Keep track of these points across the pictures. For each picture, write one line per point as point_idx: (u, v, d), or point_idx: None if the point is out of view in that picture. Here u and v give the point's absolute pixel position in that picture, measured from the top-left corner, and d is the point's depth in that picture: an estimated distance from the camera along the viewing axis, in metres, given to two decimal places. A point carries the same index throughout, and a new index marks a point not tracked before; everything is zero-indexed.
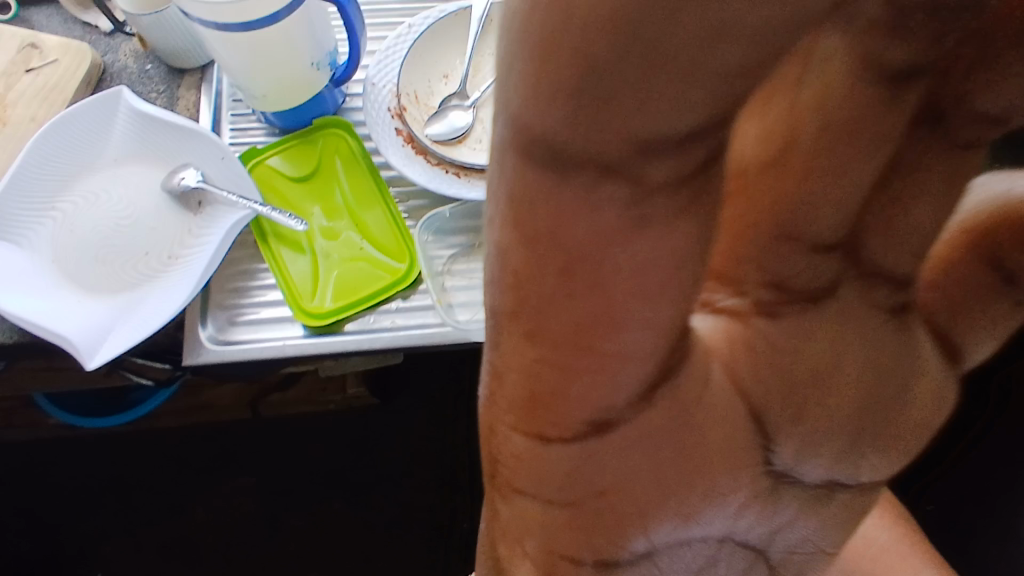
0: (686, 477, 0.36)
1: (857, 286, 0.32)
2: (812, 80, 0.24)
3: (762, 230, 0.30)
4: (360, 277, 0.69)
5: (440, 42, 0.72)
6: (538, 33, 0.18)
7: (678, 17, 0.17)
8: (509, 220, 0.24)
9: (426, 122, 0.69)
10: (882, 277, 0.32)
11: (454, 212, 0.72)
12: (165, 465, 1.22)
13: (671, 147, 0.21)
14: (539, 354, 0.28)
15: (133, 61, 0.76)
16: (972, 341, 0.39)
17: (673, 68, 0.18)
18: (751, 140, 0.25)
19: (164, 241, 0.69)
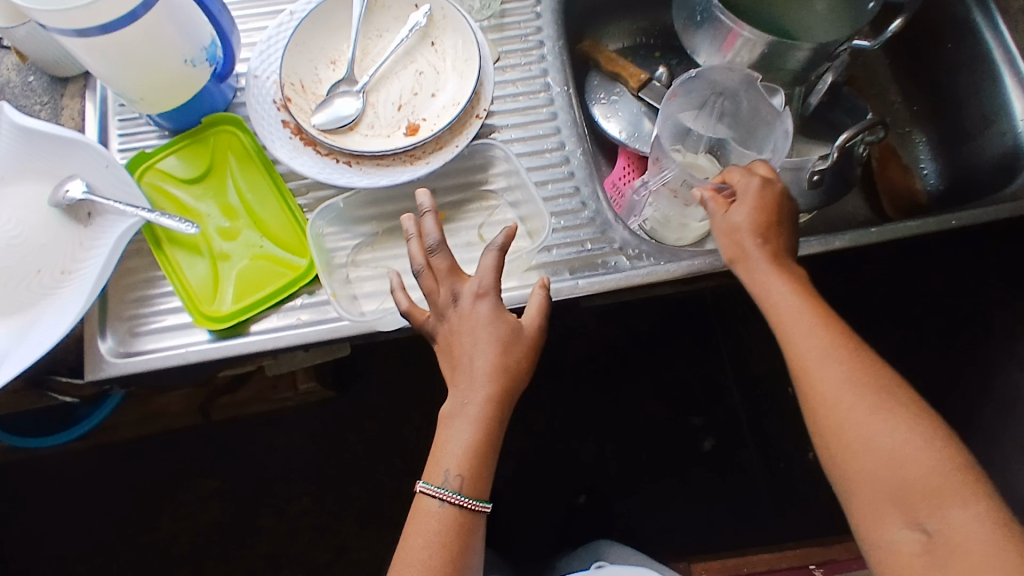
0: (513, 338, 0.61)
1: (481, 299, 0.61)
2: (449, 269, 0.62)
3: (486, 280, 0.61)
4: (261, 276, 0.67)
5: (324, 27, 0.70)
6: (487, 264, 0.62)
7: (451, 271, 0.62)
8: (489, 294, 0.61)
9: (313, 111, 0.67)
10: (481, 295, 0.61)
11: (350, 202, 0.70)
12: (129, 477, 1.21)
13: (456, 276, 0.62)
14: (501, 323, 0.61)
15: (15, 74, 0.75)
16: (477, 325, 0.60)
17: (451, 268, 0.62)
18: (489, 273, 0.61)
19: (57, 257, 0.67)
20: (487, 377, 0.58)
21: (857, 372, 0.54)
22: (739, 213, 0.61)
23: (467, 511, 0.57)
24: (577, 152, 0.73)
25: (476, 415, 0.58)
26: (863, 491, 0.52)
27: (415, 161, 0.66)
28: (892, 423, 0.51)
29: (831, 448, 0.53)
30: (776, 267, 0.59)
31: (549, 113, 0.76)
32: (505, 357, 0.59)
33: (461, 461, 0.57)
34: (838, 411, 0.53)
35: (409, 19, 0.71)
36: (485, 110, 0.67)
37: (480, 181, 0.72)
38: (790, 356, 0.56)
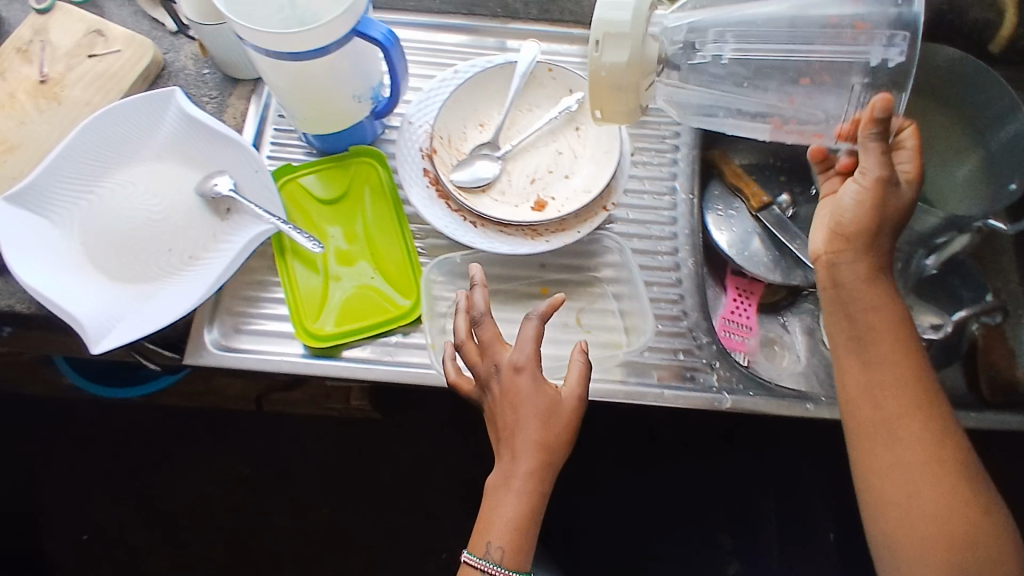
0: (557, 409, 0.61)
1: (524, 373, 0.61)
2: (492, 344, 0.63)
3: (528, 351, 0.62)
4: (366, 304, 0.70)
5: (482, 92, 0.75)
6: (528, 340, 0.62)
7: (496, 349, 0.63)
8: (529, 368, 0.61)
9: (453, 167, 0.72)
10: (522, 369, 0.61)
11: (466, 258, 0.73)
12: (167, 442, 1.26)
13: (498, 351, 0.63)
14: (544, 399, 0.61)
15: (192, 64, 0.81)
16: (520, 399, 0.61)
17: (492, 344, 0.63)
18: (530, 346, 0.62)
19: (188, 242, 0.72)
20: (531, 449, 0.60)
21: (945, 439, 0.58)
22: (879, 196, 0.58)
23: None
24: (688, 262, 0.75)
25: (520, 487, 0.60)
26: (928, 556, 0.56)
27: (536, 237, 0.68)
28: (972, 499, 0.58)
29: (907, 500, 0.58)
30: (886, 297, 0.60)
31: (669, 217, 0.77)
32: (550, 434, 0.61)
33: (502, 535, 0.59)
34: (927, 474, 0.58)
35: (560, 102, 0.75)
36: (613, 204, 0.69)
37: (588, 267, 0.74)
38: (874, 405, 0.59)
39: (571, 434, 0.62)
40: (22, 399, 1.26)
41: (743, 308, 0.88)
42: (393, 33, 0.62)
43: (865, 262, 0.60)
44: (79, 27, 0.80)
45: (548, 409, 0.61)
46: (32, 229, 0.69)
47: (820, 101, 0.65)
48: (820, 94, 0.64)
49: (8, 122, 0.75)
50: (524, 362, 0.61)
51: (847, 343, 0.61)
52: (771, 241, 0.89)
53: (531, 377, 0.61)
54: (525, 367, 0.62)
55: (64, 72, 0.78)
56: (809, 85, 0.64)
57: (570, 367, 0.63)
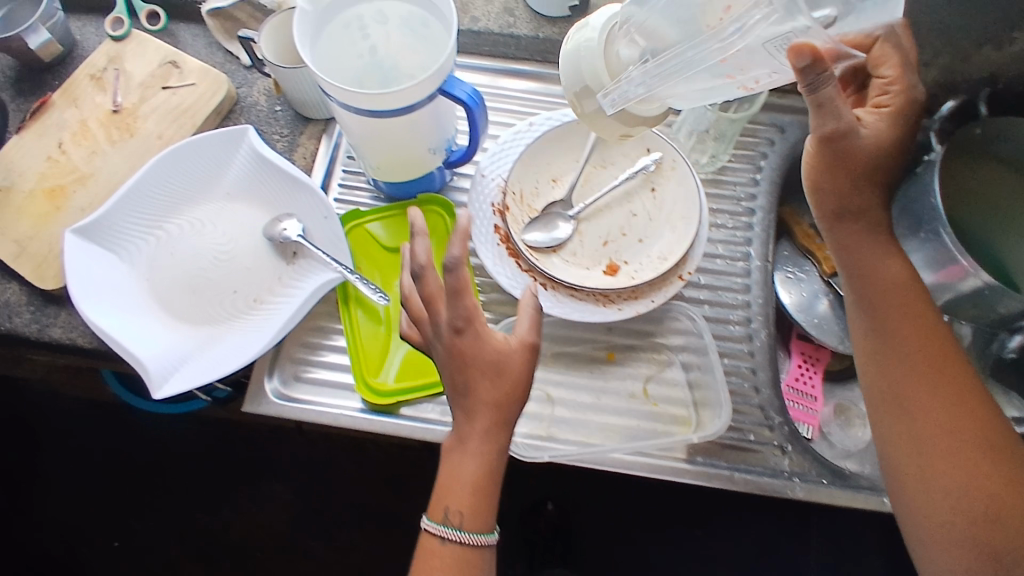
0: (503, 362, 0.57)
1: (466, 333, 0.56)
2: (429, 298, 0.56)
3: (465, 308, 0.55)
4: (427, 362, 0.68)
5: (556, 146, 0.73)
6: (464, 295, 0.54)
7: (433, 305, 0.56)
8: (466, 326, 0.56)
9: (525, 225, 0.70)
10: (464, 328, 0.56)
11: (534, 323, 0.71)
12: (202, 454, 1.21)
13: (434, 304, 0.56)
14: (487, 352, 0.57)
15: (264, 100, 0.80)
16: (462, 357, 0.57)
17: (428, 296, 0.56)
18: (469, 305, 0.55)
19: (253, 285, 0.72)
20: (483, 409, 0.57)
21: (970, 417, 0.57)
22: (828, 155, 0.58)
23: (469, 547, 0.58)
24: (760, 334, 0.72)
25: (475, 449, 0.57)
26: (957, 530, 0.55)
27: (607, 303, 0.66)
28: (997, 472, 0.55)
29: (927, 480, 0.57)
30: (880, 259, 0.61)
31: (743, 284, 0.75)
32: (502, 395, 0.57)
33: (459, 500, 0.57)
34: (946, 452, 0.56)
35: (637, 161, 0.73)
36: (689, 273, 0.67)
37: (656, 333, 0.71)
38: (889, 385, 0.60)
39: (522, 387, 0.58)
40: (53, 406, 1.23)
41: (808, 376, 0.85)
42: (478, 93, 0.61)
43: (854, 226, 0.62)
44: (154, 57, 0.80)
45: (498, 366, 0.57)
46: (101, 265, 0.69)
47: (751, 66, 0.53)
48: (743, 61, 0.52)
49: (82, 153, 0.76)
50: (463, 320, 0.55)
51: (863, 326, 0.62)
52: (839, 306, 0.86)
53: (470, 333, 0.56)
54: (465, 322, 0.56)
55: (138, 104, 0.78)
56: (733, 67, 0.53)
57: (518, 317, 0.59)
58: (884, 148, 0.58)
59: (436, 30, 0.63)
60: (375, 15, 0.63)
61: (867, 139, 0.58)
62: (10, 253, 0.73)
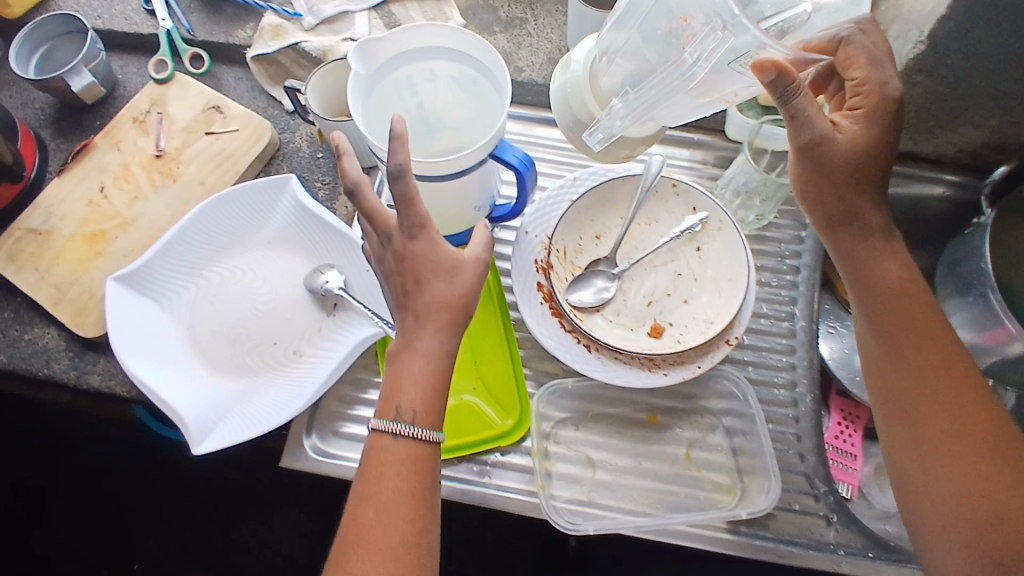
0: (456, 263, 0.57)
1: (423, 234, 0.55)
2: (376, 209, 0.54)
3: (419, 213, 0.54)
4: (465, 419, 0.67)
5: (601, 202, 0.72)
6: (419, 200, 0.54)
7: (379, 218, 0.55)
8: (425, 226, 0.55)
9: (569, 283, 0.69)
10: (420, 228, 0.54)
11: (576, 386, 0.70)
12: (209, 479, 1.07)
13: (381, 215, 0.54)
14: (444, 253, 0.56)
15: (306, 146, 0.80)
16: (418, 258, 0.55)
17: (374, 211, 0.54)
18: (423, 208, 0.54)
19: (293, 336, 0.71)
20: (439, 311, 0.55)
21: (974, 417, 0.55)
22: (807, 163, 0.61)
23: (423, 444, 0.54)
24: (806, 399, 0.71)
25: (430, 350, 0.55)
26: (956, 529, 0.53)
27: (653, 368, 0.64)
28: (1003, 473, 0.53)
29: (930, 479, 0.55)
30: (875, 259, 0.62)
31: (787, 345, 0.73)
32: (455, 301, 0.56)
33: (413, 396, 0.54)
34: (950, 449, 0.55)
35: (682, 220, 0.71)
36: (736, 338, 0.65)
37: (699, 395, 0.70)
38: (891, 384, 0.59)
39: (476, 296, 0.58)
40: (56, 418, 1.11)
41: (848, 434, 0.83)
42: (529, 157, 0.60)
43: (847, 232, 0.63)
44: (198, 101, 0.80)
45: (453, 265, 0.56)
46: (142, 314, 0.69)
47: (723, 82, 0.58)
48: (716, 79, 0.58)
49: (124, 196, 0.76)
50: (418, 224, 0.54)
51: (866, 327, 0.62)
52: None
53: (425, 236, 0.55)
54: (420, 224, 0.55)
55: (181, 148, 0.78)
56: (708, 87, 0.59)
57: (472, 240, 0.59)
58: (861, 153, 0.60)
59: (486, 90, 0.63)
60: (426, 74, 0.64)
61: (841, 145, 0.59)
62: (50, 297, 0.72)
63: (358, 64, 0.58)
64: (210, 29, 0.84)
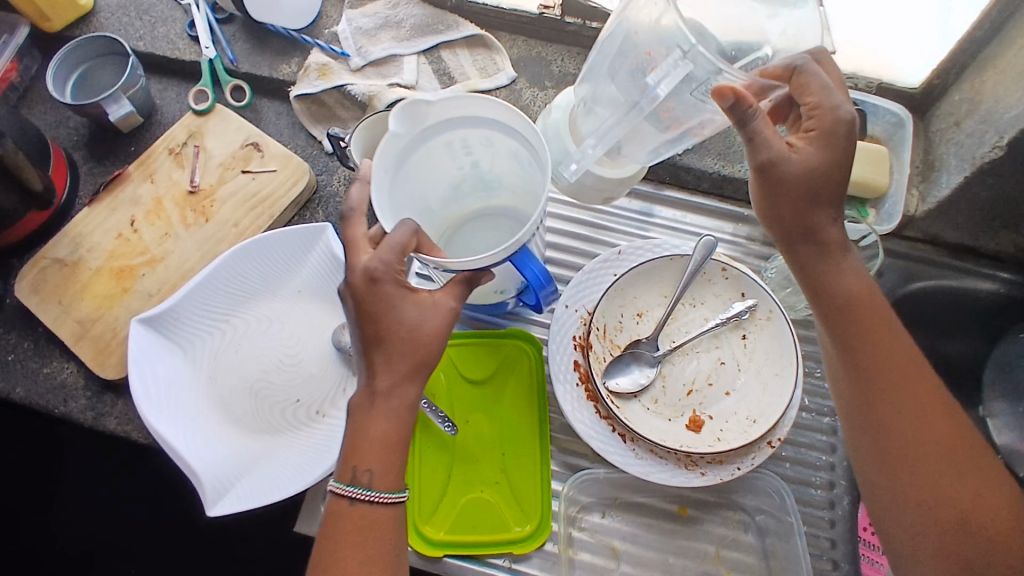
0: (421, 318, 0.52)
1: (388, 283, 0.51)
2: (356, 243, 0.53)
3: (387, 257, 0.51)
4: (489, 503, 0.65)
5: (646, 279, 0.69)
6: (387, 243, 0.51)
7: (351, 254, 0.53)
8: (391, 270, 0.51)
9: (607, 365, 0.66)
10: (382, 275, 0.51)
11: (609, 475, 0.67)
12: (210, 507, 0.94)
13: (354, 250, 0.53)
14: (406, 301, 0.52)
15: (344, 192, 0.78)
16: (381, 306, 0.52)
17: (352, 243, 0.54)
18: (393, 251, 0.51)
19: (318, 395, 0.70)
20: (397, 363, 0.52)
21: (942, 427, 0.54)
22: (765, 185, 0.57)
23: (380, 508, 0.52)
24: (843, 503, 0.68)
25: (387, 408, 0.52)
26: (928, 539, 0.52)
27: (690, 466, 0.62)
28: (976, 485, 0.52)
29: (905, 490, 0.54)
30: (832, 276, 0.59)
31: (828, 442, 0.70)
32: (422, 348, 0.52)
33: (369, 457, 0.52)
34: (923, 462, 0.54)
35: (730, 306, 0.68)
36: (780, 439, 0.63)
37: (733, 490, 0.67)
38: (857, 393, 0.57)
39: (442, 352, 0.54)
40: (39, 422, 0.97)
41: None
42: (546, 275, 0.56)
43: (805, 248, 0.59)
44: (236, 137, 0.78)
45: (417, 317, 0.52)
46: (163, 362, 0.66)
47: (686, 113, 0.61)
48: (680, 108, 0.60)
49: (154, 232, 0.74)
50: (384, 270, 0.51)
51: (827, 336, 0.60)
52: None
53: (392, 285, 0.52)
54: (384, 268, 0.51)
55: (215, 185, 0.76)
56: (675, 118, 0.62)
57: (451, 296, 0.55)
58: (816, 173, 0.56)
59: (535, 176, 0.60)
60: (480, 140, 0.60)
61: (796, 166, 0.56)
62: (72, 333, 0.70)
63: (400, 125, 0.55)
64: (254, 61, 0.82)
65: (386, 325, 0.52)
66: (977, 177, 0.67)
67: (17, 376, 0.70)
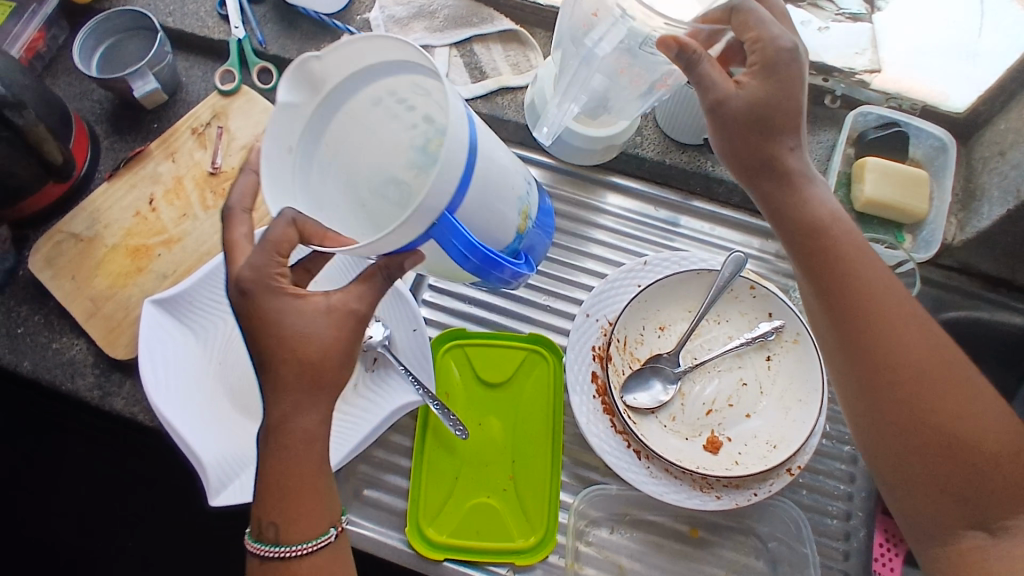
0: (311, 330, 0.47)
1: (264, 295, 0.48)
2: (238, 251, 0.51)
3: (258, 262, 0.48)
4: (492, 512, 0.64)
5: (671, 292, 0.68)
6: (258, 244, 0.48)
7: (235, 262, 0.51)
8: (263, 276, 0.48)
9: (626, 378, 0.64)
10: (255, 285, 0.48)
11: (620, 491, 0.65)
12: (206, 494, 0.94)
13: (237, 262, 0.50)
14: (290, 310, 0.48)
15: None
16: (264, 322, 0.48)
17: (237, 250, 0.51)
18: (258, 256, 0.48)
19: None
20: (289, 386, 0.47)
21: (928, 349, 0.53)
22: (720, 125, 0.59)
23: (290, 560, 0.49)
24: (859, 535, 0.66)
25: (282, 445, 0.48)
26: (928, 467, 0.51)
27: (705, 489, 0.60)
28: (968, 405, 0.51)
29: (899, 418, 0.52)
30: (797, 205, 0.58)
31: (847, 472, 0.68)
32: (318, 364, 0.47)
33: (271, 509, 0.49)
34: (915, 387, 0.52)
35: (756, 325, 0.67)
36: (799, 467, 0.61)
37: (748, 514, 0.66)
38: (839, 321, 0.56)
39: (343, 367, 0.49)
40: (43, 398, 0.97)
41: None
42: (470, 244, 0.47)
43: (767, 180, 0.59)
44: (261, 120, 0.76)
45: (305, 328, 0.47)
46: (175, 345, 0.65)
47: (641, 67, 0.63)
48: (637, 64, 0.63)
49: (172, 212, 0.73)
50: (256, 279, 0.48)
51: (804, 266, 0.58)
52: None
53: (271, 296, 0.48)
54: (256, 274, 0.48)
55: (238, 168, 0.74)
56: (636, 72, 0.64)
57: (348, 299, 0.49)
58: (763, 103, 0.57)
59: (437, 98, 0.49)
60: (413, 90, 0.50)
61: (742, 100, 0.57)
62: (84, 310, 0.69)
63: (293, 93, 0.48)
64: (283, 43, 0.80)
65: (272, 342, 0.47)
66: (1021, 210, 0.65)
67: (25, 350, 0.69)
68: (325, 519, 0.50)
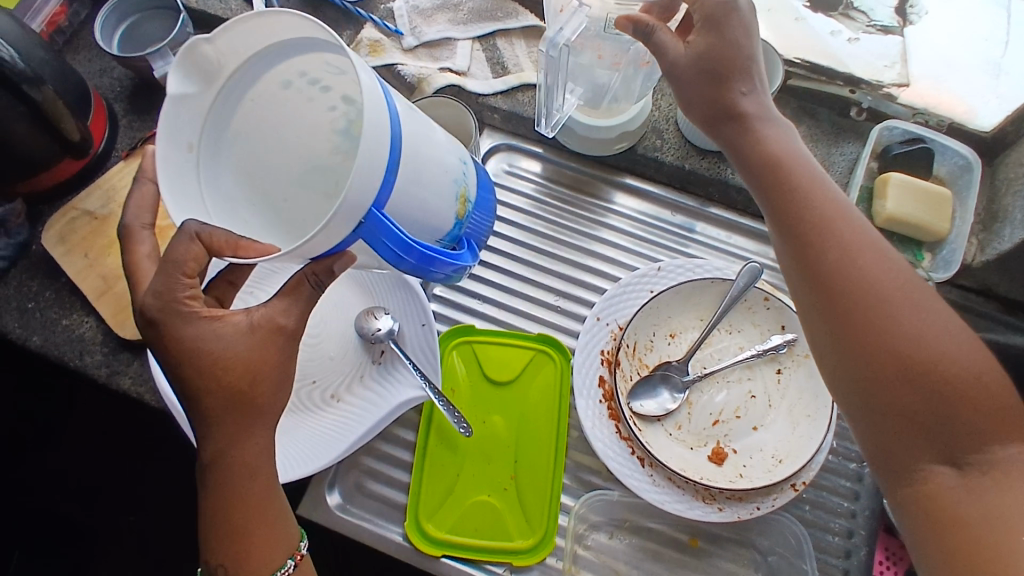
0: (236, 352, 0.46)
1: (175, 324, 0.46)
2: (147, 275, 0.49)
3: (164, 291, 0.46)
4: (491, 512, 0.63)
5: (683, 299, 0.67)
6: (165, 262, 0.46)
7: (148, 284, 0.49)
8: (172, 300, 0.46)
9: (634, 383, 0.64)
10: (164, 315, 0.46)
11: (620, 496, 0.65)
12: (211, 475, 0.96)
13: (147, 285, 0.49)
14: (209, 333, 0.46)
15: None
16: (182, 348, 0.46)
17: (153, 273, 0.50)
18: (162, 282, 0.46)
19: (334, 379, 0.67)
20: (218, 416, 0.47)
21: (896, 277, 0.51)
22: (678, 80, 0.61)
23: None
24: (860, 554, 0.65)
25: (217, 482, 0.48)
26: (897, 394, 0.48)
27: (707, 499, 0.60)
28: (936, 330, 0.49)
29: (866, 343, 0.50)
30: (757, 146, 0.59)
31: (851, 489, 0.68)
32: (249, 383, 0.47)
33: (216, 552, 0.49)
34: (884, 313, 0.50)
35: (768, 338, 0.66)
36: (804, 484, 0.60)
37: (749, 527, 0.65)
38: (803, 252, 0.54)
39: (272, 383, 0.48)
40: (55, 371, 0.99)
41: None
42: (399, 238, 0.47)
43: (728, 127, 0.61)
44: None
45: (228, 351, 0.46)
46: None
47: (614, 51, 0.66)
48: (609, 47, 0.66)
49: None
50: (163, 307, 0.46)
51: (770, 204, 0.57)
52: None
53: (183, 324, 0.46)
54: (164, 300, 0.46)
55: None
56: (613, 56, 0.67)
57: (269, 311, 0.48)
58: (709, 55, 0.59)
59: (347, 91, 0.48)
60: (324, 69, 0.48)
61: (686, 53, 0.60)
62: (95, 288, 0.69)
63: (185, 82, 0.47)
64: None
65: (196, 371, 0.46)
66: None
67: (35, 324, 0.69)
68: (285, 545, 0.51)
